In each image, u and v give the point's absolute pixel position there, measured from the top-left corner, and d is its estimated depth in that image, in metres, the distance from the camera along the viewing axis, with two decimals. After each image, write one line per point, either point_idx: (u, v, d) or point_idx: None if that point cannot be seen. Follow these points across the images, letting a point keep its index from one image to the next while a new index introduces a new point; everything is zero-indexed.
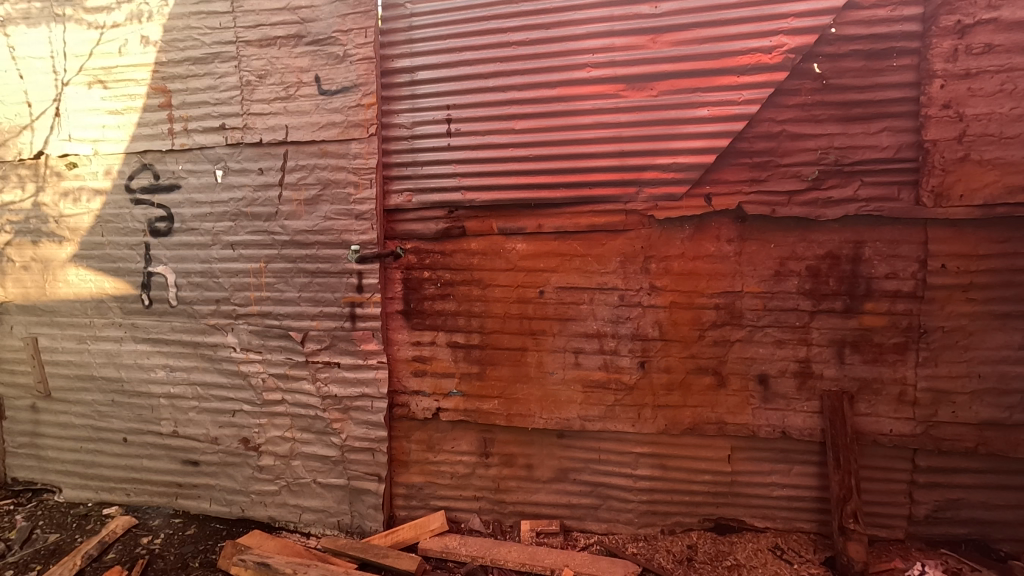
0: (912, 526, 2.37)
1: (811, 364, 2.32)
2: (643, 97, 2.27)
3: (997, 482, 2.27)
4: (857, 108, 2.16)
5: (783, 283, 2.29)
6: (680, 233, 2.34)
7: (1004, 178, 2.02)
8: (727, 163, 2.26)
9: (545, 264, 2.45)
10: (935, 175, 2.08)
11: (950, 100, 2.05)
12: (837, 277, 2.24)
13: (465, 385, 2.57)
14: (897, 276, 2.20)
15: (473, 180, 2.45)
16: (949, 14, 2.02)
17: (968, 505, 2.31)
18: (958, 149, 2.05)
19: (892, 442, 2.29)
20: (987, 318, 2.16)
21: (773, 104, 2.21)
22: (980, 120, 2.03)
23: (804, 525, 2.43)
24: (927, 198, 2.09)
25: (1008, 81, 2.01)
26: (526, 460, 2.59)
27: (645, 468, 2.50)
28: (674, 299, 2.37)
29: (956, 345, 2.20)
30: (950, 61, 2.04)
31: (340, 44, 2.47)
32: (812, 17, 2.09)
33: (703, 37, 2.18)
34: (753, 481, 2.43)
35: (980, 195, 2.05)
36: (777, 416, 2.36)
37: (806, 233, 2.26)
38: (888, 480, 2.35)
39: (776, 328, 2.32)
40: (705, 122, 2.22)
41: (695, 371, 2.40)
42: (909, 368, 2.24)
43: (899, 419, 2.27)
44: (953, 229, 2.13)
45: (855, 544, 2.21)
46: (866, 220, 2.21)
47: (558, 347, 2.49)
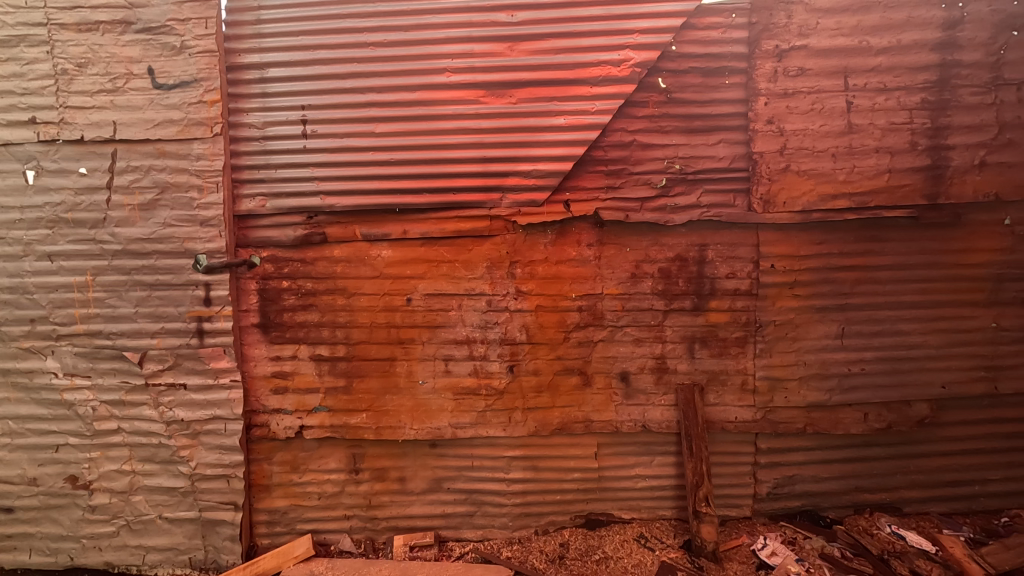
0: (758, 503, 2.59)
1: (666, 359, 2.46)
2: (503, 104, 2.29)
3: (824, 457, 2.56)
4: (698, 121, 2.32)
5: (638, 285, 2.42)
6: (543, 237, 2.39)
7: (817, 187, 2.28)
8: (584, 170, 2.34)
9: (412, 271, 2.40)
10: (763, 183, 2.30)
11: (773, 116, 2.27)
12: (685, 278, 2.41)
13: (331, 400, 2.44)
14: (736, 275, 2.40)
15: (332, 185, 2.33)
16: (769, 39, 2.24)
17: (801, 480, 2.57)
18: (781, 160, 2.28)
19: (737, 428, 2.49)
20: (810, 311, 2.42)
21: (624, 115, 2.32)
22: (797, 135, 2.27)
23: (666, 513, 2.57)
24: (757, 205, 2.31)
25: (818, 101, 2.26)
26: (398, 473, 2.52)
27: (518, 471, 2.52)
28: (540, 303, 2.42)
29: (786, 336, 2.44)
30: (771, 81, 2.26)
31: (176, 33, 2.25)
32: (655, 34, 2.22)
33: (558, 47, 2.25)
34: (619, 474, 2.54)
35: (800, 202, 2.29)
36: (638, 411, 2.49)
37: (658, 237, 2.40)
38: (736, 463, 2.55)
39: (635, 327, 2.45)
40: (563, 130, 2.28)
41: (562, 372, 2.46)
42: (748, 359, 2.46)
43: (742, 407, 2.48)
44: (781, 232, 2.36)
45: (707, 525, 2.38)
46: (708, 224, 2.39)
47: (428, 355, 2.44)
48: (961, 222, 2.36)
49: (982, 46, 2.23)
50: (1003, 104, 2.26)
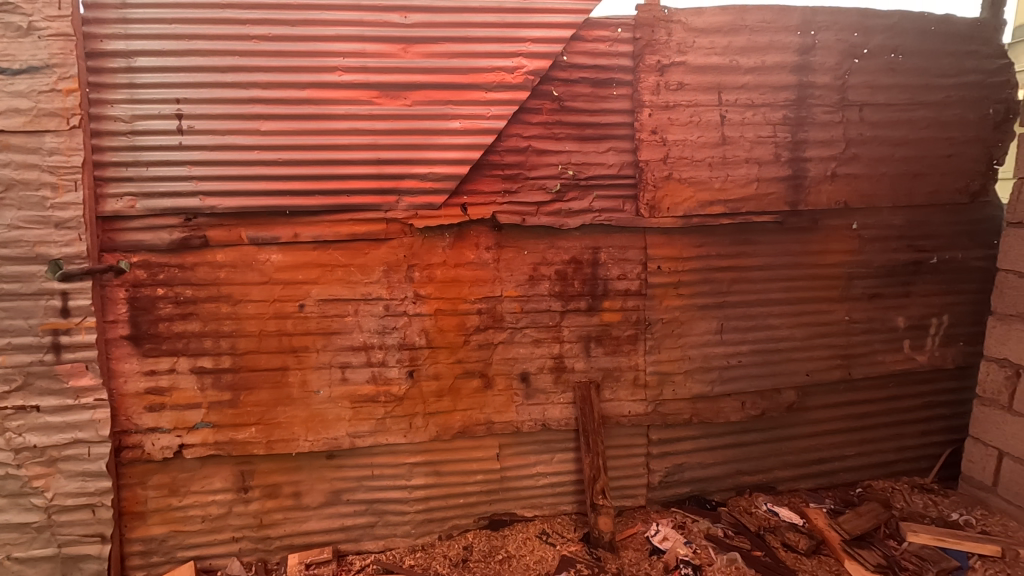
0: (652, 492, 2.74)
1: (564, 358, 2.55)
2: (397, 106, 2.25)
3: (708, 444, 2.75)
4: (589, 129, 2.43)
5: (536, 287, 2.48)
6: (441, 241, 2.39)
7: (696, 194, 2.47)
8: (480, 174, 2.36)
9: (304, 275, 2.30)
10: (648, 190, 2.45)
11: (656, 127, 2.42)
12: (580, 280, 2.50)
13: (215, 416, 2.28)
14: (626, 277, 2.53)
15: (213, 185, 2.18)
16: (651, 54, 2.38)
17: (689, 467, 2.75)
18: (664, 169, 2.44)
19: (631, 421, 2.62)
20: (693, 309, 2.61)
21: (519, 121, 2.37)
22: (678, 145, 2.44)
23: (566, 508, 2.66)
24: (644, 210, 2.46)
25: (696, 114, 2.44)
26: (292, 488, 2.40)
27: (419, 477, 2.49)
28: (439, 306, 2.41)
29: (673, 333, 2.61)
30: (654, 94, 2.41)
31: (22, 13, 2.01)
32: (546, 43, 2.29)
33: (452, 52, 2.25)
34: (520, 473, 2.59)
35: (682, 208, 2.47)
36: (538, 410, 2.55)
37: (554, 240, 2.47)
38: (631, 455, 2.69)
39: (533, 328, 2.50)
40: (459, 134, 2.29)
41: (463, 375, 2.47)
42: (639, 356, 2.60)
43: (635, 401, 2.62)
44: (665, 236, 2.52)
45: (604, 517, 2.48)
46: (600, 228, 2.49)
47: (323, 363, 2.35)
48: (818, 227, 2.64)
49: (831, 70, 2.50)
50: (849, 122, 2.56)
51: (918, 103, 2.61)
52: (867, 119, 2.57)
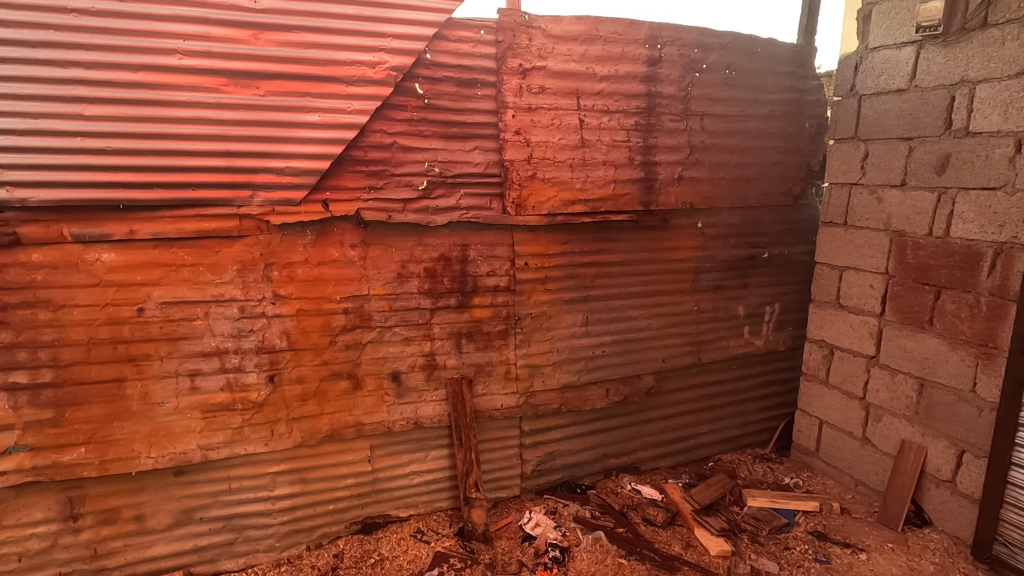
0: (526, 481, 2.83)
1: (436, 356, 2.55)
2: (248, 95, 2.10)
3: (577, 431, 2.90)
4: (455, 128, 2.45)
5: (405, 285, 2.46)
6: (302, 238, 2.29)
7: (558, 193, 2.60)
8: (343, 170, 2.30)
9: (143, 276, 2.10)
10: (514, 189, 2.53)
11: (520, 128, 2.51)
12: (449, 276, 2.52)
13: (32, 437, 2.01)
14: (495, 273, 2.59)
15: (24, 175, 1.90)
16: (513, 58, 2.46)
17: (560, 454, 2.89)
18: (528, 168, 2.54)
19: (503, 414, 2.69)
20: (560, 303, 2.74)
21: (383, 117, 2.32)
22: (540, 146, 2.55)
23: (441, 505, 2.68)
24: (511, 208, 2.54)
25: (557, 117, 2.57)
26: (134, 511, 2.21)
27: (283, 486, 2.39)
28: (301, 307, 2.31)
29: (541, 327, 2.72)
30: (517, 96, 2.49)
31: None
32: (409, 40, 2.26)
33: (309, 42, 2.14)
34: (393, 474, 2.57)
35: (546, 207, 2.59)
36: (410, 409, 2.53)
37: (423, 238, 2.47)
38: (505, 447, 2.75)
39: (403, 326, 2.48)
40: (318, 128, 2.20)
41: (330, 378, 2.39)
42: (510, 350, 2.68)
43: (507, 394, 2.69)
44: (531, 233, 2.62)
45: (477, 509, 2.55)
46: (468, 226, 2.53)
47: (168, 372, 2.16)
48: (669, 225, 2.89)
49: (676, 82, 2.75)
50: (692, 130, 2.82)
51: (749, 115, 2.94)
52: (708, 128, 2.85)
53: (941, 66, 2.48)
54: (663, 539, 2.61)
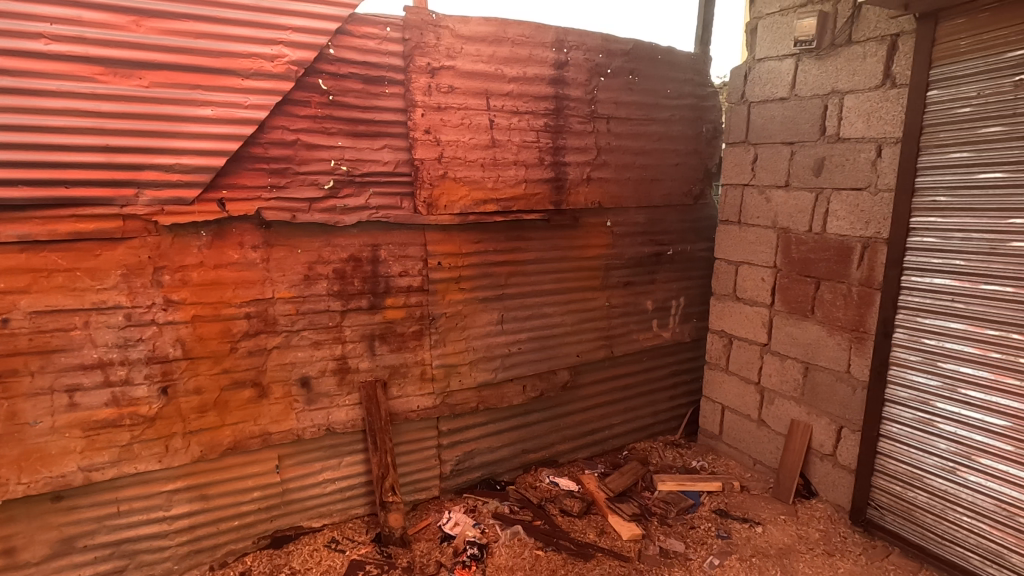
0: (445, 481, 2.83)
1: (348, 359, 2.49)
2: (130, 86, 1.94)
3: (495, 428, 2.93)
4: (362, 126, 2.39)
5: (313, 287, 2.38)
6: (197, 240, 2.16)
7: (470, 193, 2.61)
8: (241, 167, 2.18)
9: (7, 283, 1.88)
10: (425, 188, 2.52)
11: (430, 127, 2.50)
12: (360, 277, 2.47)
13: None
14: (408, 273, 2.57)
15: None
16: (421, 56, 2.44)
17: (479, 452, 2.90)
18: (439, 168, 2.54)
19: (420, 416, 2.66)
20: (475, 302, 2.75)
21: (284, 113, 2.23)
22: (451, 145, 2.55)
23: (357, 511, 2.63)
24: (422, 207, 2.53)
25: (467, 117, 2.58)
26: (3, 545, 1.99)
27: (181, 505, 2.25)
28: (197, 313, 2.18)
29: (457, 326, 2.72)
30: (426, 95, 2.47)
31: None
32: (309, 34, 2.18)
33: (199, 31, 2.01)
34: (304, 483, 2.48)
35: (458, 206, 2.59)
36: (321, 415, 2.45)
37: (331, 238, 2.40)
38: (423, 448, 2.73)
39: (312, 330, 2.40)
40: (212, 123, 2.07)
41: (231, 387, 2.27)
42: (426, 350, 2.66)
43: (423, 395, 2.67)
44: (444, 233, 2.62)
45: (395, 513, 2.51)
46: (379, 226, 2.49)
47: (41, 389, 1.96)
48: (579, 224, 2.98)
49: (582, 85, 2.84)
50: (599, 132, 2.93)
51: (651, 119, 3.10)
52: (613, 131, 2.97)
53: (816, 77, 2.73)
54: (579, 528, 2.69)
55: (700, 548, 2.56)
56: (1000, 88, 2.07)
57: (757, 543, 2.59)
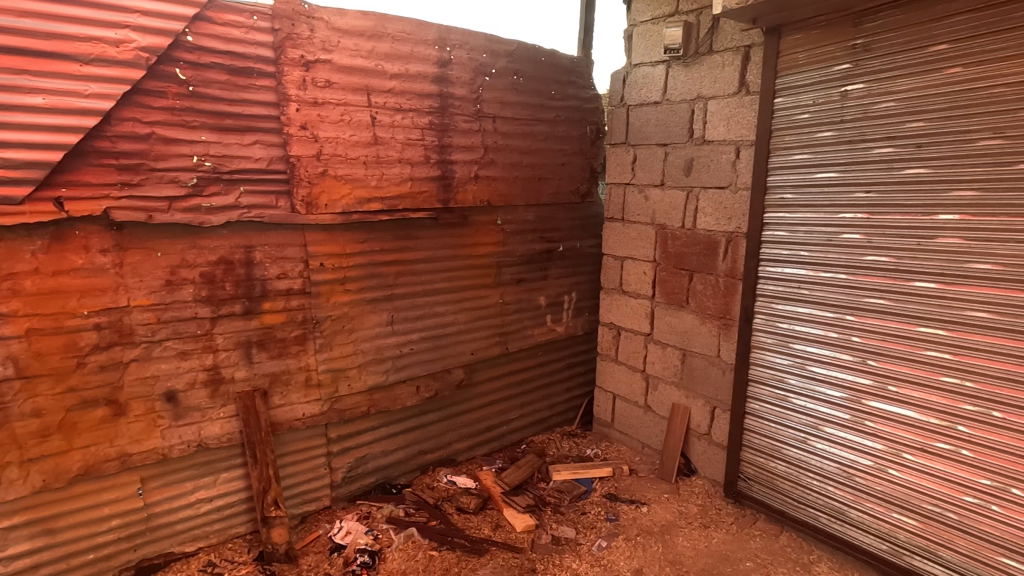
0: (336, 490, 2.73)
1: (221, 369, 2.33)
2: None
3: (389, 431, 2.87)
4: (229, 120, 2.24)
5: (177, 293, 2.20)
6: (29, 244, 1.92)
7: (353, 191, 2.54)
8: (84, 163, 1.97)
9: None
10: (302, 186, 2.41)
11: (306, 122, 2.39)
12: (232, 281, 2.32)
13: None
14: (287, 275, 2.45)
15: None
16: (293, 48, 2.33)
17: (372, 457, 2.83)
18: (318, 165, 2.44)
19: (305, 424, 2.55)
20: (362, 303, 2.68)
21: (135, 103, 2.04)
22: (330, 142, 2.46)
23: (238, 530, 2.47)
24: (300, 206, 2.42)
25: (346, 113, 2.50)
26: None
27: (21, 543, 2.00)
28: (33, 326, 1.94)
29: (343, 329, 2.63)
30: (300, 89, 2.37)
31: None
32: (162, 19, 2.01)
33: (22, 9, 1.78)
34: (173, 506, 2.29)
35: (340, 205, 2.51)
36: (191, 431, 2.28)
37: (196, 240, 2.23)
38: (310, 458, 2.62)
39: (177, 340, 2.22)
40: (43, 112, 1.85)
41: (80, 407, 2.05)
42: (310, 356, 2.55)
43: (308, 402, 2.56)
44: (326, 232, 2.52)
45: (278, 528, 2.41)
46: (252, 226, 2.35)
47: None
48: (469, 222, 2.99)
49: (466, 84, 2.85)
50: (485, 131, 2.96)
51: (537, 119, 3.18)
52: (500, 130, 3.01)
53: (683, 83, 2.92)
54: (474, 525, 2.70)
55: (590, 532, 2.67)
56: (830, 98, 2.32)
57: (642, 522, 2.74)
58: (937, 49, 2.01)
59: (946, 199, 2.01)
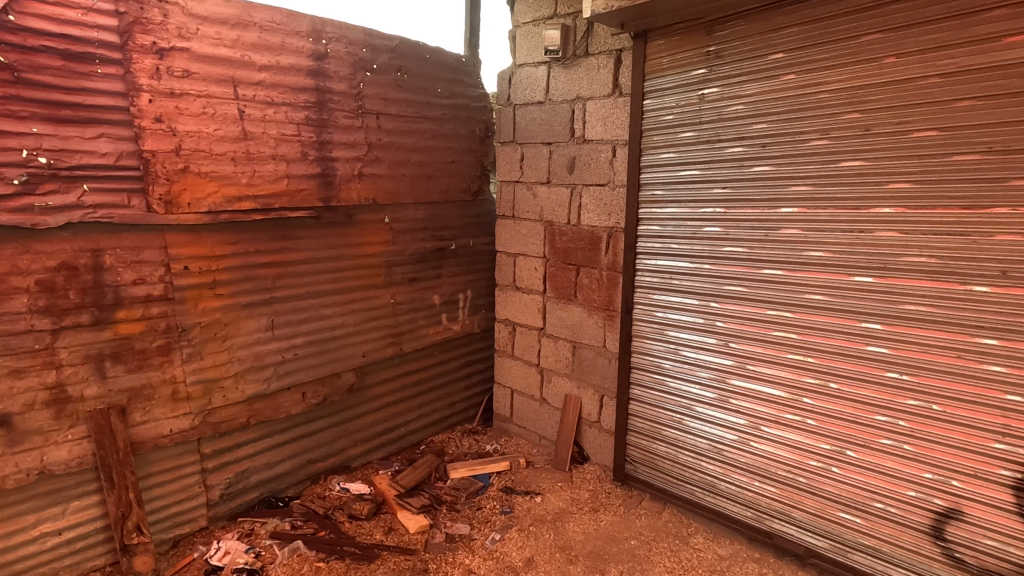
0: (213, 509, 2.56)
1: (66, 387, 2.10)
2: None
3: (273, 442, 2.73)
4: (67, 111, 2.01)
5: (6, 304, 1.96)
6: None
7: (220, 189, 2.38)
8: None
9: None
10: (159, 184, 2.23)
11: (161, 115, 2.21)
12: (77, 289, 2.09)
13: None
14: (144, 281, 2.25)
15: None
16: (143, 34, 2.13)
17: (254, 471, 2.68)
18: (177, 161, 2.26)
19: (174, 441, 2.36)
20: (237, 308, 2.52)
21: None
22: (191, 136, 2.29)
23: (96, 562, 2.25)
24: (157, 206, 2.23)
25: (209, 106, 2.33)
26: None
27: None
28: None
29: (215, 336, 2.47)
30: (153, 79, 2.18)
31: None
32: None
33: None
34: (11, 544, 2.04)
35: (205, 204, 2.35)
36: (31, 458, 2.03)
37: (30, 244, 1.99)
38: (181, 477, 2.43)
39: (8, 356, 1.97)
40: None
41: None
42: (176, 367, 2.36)
43: (177, 417, 2.37)
44: (190, 234, 2.35)
45: (141, 555, 2.29)
46: (100, 227, 2.14)
47: None
48: (354, 221, 2.91)
49: (345, 79, 2.77)
50: (368, 128, 2.89)
51: (423, 116, 3.15)
52: (383, 126, 2.96)
53: (564, 84, 3.01)
54: (365, 531, 2.64)
55: (484, 527, 2.69)
56: (691, 100, 2.49)
57: (535, 512, 2.81)
58: (775, 58, 2.21)
59: (788, 193, 2.22)
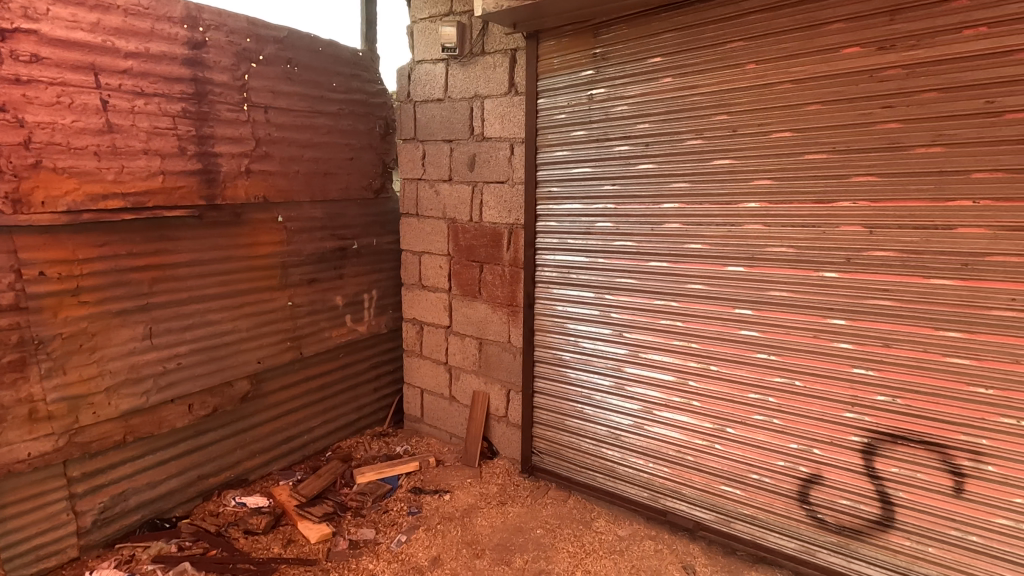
0: (85, 537, 2.33)
1: None
2: None
3: (155, 460, 2.53)
4: None
5: None
6: None
7: (82, 186, 2.17)
8: None
9: None
10: (5, 181, 1.99)
11: (4, 103, 1.98)
12: None
13: None
14: None
15: None
16: None
17: (134, 492, 2.47)
18: (27, 155, 2.04)
19: (33, 466, 2.13)
20: (107, 317, 2.31)
21: None
22: (43, 128, 2.07)
23: None
24: (3, 205, 1.99)
25: (65, 95, 2.12)
26: None
27: None
28: None
29: (81, 348, 2.25)
30: None
31: None
32: None
33: None
34: None
35: (63, 202, 2.13)
36: None
37: None
38: (43, 505, 2.20)
39: None
40: None
41: None
42: (33, 384, 2.13)
43: (36, 439, 2.14)
44: (46, 236, 2.12)
45: None
46: None
47: None
48: (243, 220, 2.76)
49: (227, 70, 2.62)
50: (256, 122, 2.75)
51: (317, 111, 3.05)
52: (273, 121, 2.83)
53: (461, 81, 3.02)
54: (262, 545, 2.52)
55: (390, 530, 2.65)
56: (580, 100, 2.58)
57: (443, 510, 2.80)
58: (654, 61, 2.33)
59: (669, 190, 2.35)
